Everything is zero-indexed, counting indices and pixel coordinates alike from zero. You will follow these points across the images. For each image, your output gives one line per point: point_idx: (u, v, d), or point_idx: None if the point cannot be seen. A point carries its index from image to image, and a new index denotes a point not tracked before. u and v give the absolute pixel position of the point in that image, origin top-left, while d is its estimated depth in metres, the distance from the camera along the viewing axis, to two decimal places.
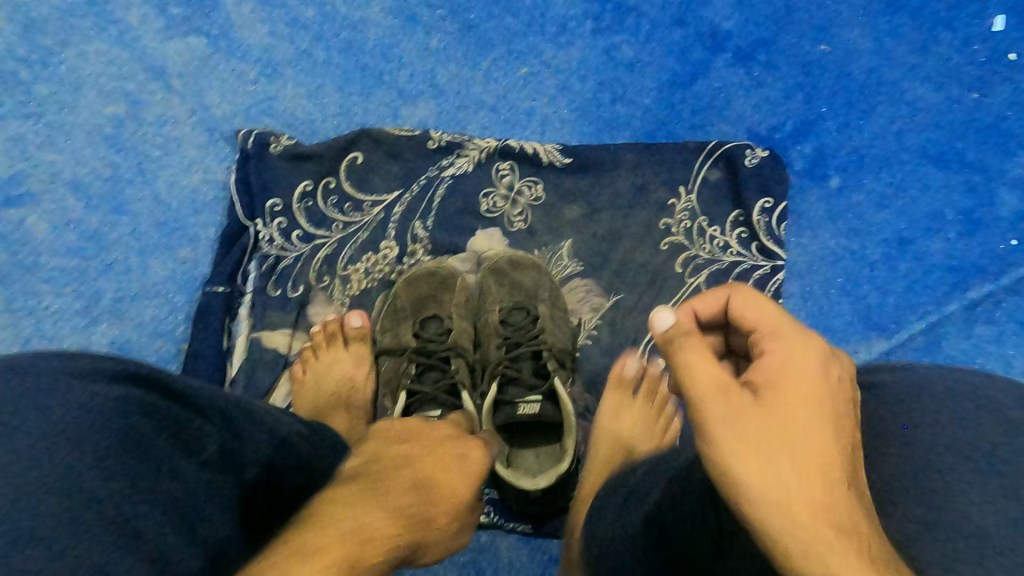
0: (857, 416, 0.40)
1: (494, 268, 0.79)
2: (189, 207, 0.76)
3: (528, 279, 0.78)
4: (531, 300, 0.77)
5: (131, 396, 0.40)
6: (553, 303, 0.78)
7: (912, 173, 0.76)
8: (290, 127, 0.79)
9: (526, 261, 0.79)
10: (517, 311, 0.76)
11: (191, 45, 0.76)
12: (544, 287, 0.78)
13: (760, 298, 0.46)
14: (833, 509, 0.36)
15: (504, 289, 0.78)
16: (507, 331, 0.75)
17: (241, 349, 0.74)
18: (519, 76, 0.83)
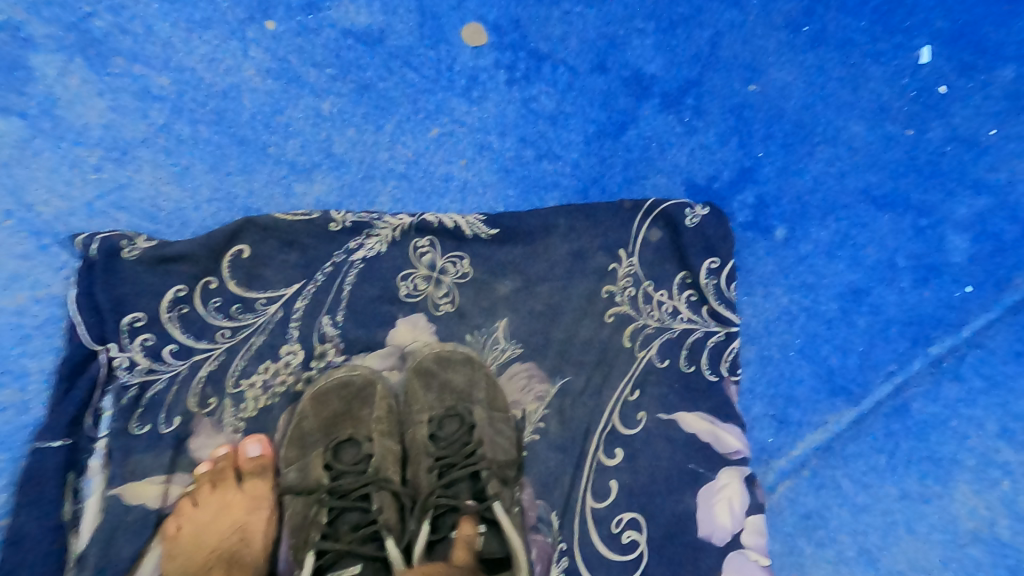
0: None
1: (418, 367, 0.69)
2: (12, 334, 0.59)
3: (458, 378, 0.69)
4: (464, 404, 0.68)
5: None
6: (490, 403, 0.68)
7: (855, 219, 0.72)
8: (149, 219, 0.64)
9: (454, 355, 0.69)
10: (450, 422, 0.68)
11: (1, 128, 0.60)
12: (477, 385, 0.68)
13: None
14: None
15: (432, 394, 0.68)
16: (438, 448, 0.66)
17: (96, 512, 0.57)
18: (430, 138, 0.72)
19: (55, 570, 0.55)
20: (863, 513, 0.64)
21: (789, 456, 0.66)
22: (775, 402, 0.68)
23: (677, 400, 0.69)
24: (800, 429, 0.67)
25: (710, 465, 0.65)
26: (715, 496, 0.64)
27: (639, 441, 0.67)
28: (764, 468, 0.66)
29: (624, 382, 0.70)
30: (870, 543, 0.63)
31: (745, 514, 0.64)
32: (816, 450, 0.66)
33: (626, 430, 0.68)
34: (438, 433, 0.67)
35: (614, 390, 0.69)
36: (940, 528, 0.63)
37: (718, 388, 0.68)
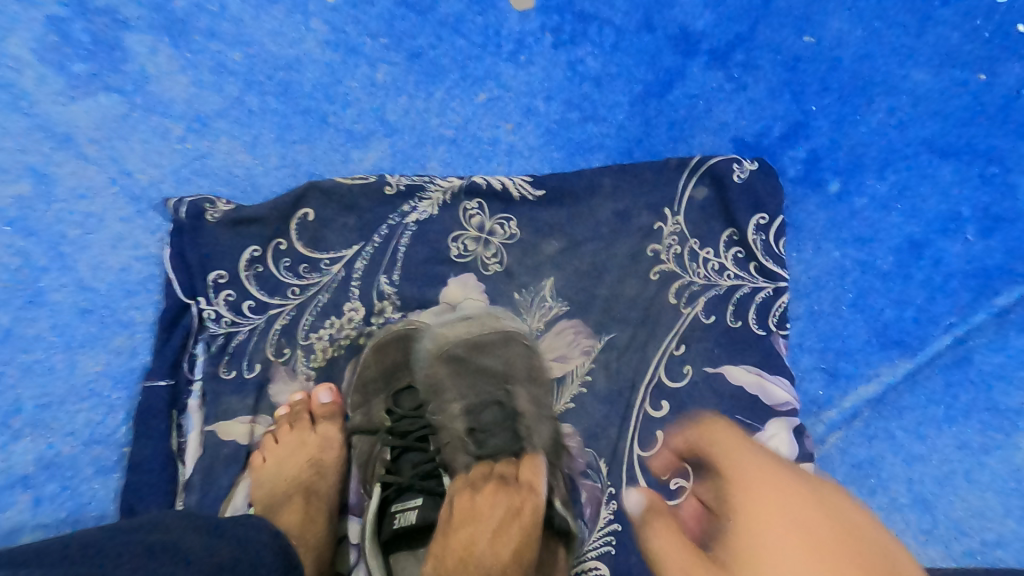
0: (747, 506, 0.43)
1: (449, 354, 0.70)
2: (119, 289, 0.66)
3: (492, 362, 0.70)
4: (501, 387, 0.69)
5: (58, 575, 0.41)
6: (530, 380, 0.70)
7: (916, 170, 0.70)
8: (227, 186, 0.70)
9: (487, 338, 0.71)
10: (486, 409, 0.68)
11: (101, 104, 0.67)
12: (514, 364, 0.70)
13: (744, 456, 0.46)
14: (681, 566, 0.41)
15: (466, 379, 0.70)
16: (479, 433, 0.67)
17: (196, 445, 0.65)
18: (479, 103, 0.75)
19: (164, 495, 0.63)
20: (918, 462, 0.64)
21: (840, 408, 0.66)
22: (825, 356, 0.68)
23: (723, 354, 0.69)
24: (852, 381, 0.67)
25: (757, 416, 0.66)
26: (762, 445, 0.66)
27: (683, 393, 0.69)
28: (813, 419, 0.67)
29: (668, 337, 0.71)
30: (927, 492, 0.63)
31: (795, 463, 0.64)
32: (870, 402, 0.66)
33: (670, 383, 0.70)
34: (479, 423, 0.68)
35: (658, 345, 0.71)
36: (1001, 478, 0.62)
37: (765, 342, 0.69)
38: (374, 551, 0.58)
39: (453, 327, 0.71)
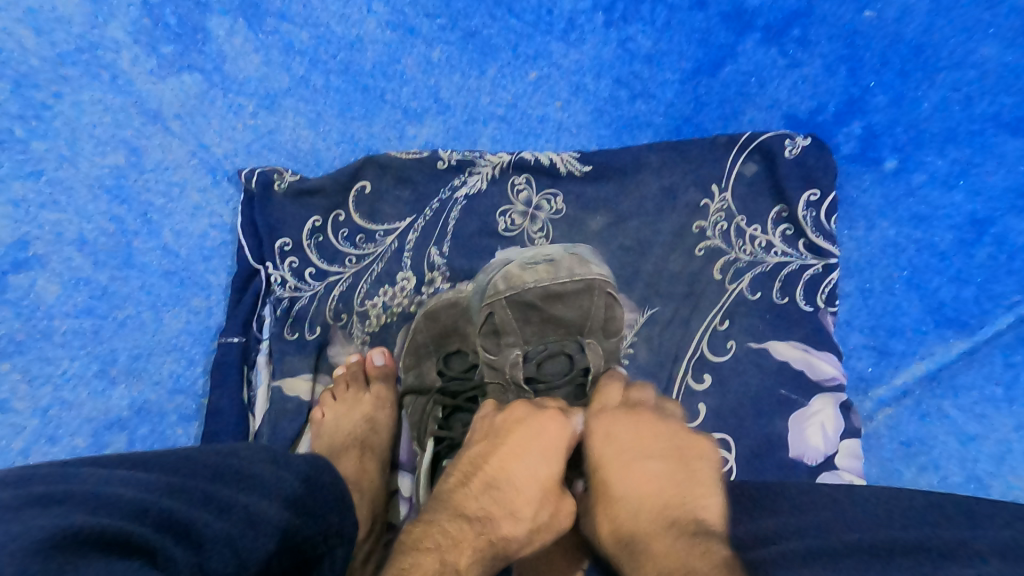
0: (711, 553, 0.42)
1: (519, 295, 0.66)
2: (198, 254, 0.72)
3: (571, 313, 0.66)
4: (574, 338, 0.65)
5: (150, 480, 0.41)
6: (603, 330, 0.66)
7: (979, 147, 0.69)
8: (293, 160, 0.74)
9: (567, 288, 0.66)
10: (553, 359, 0.64)
11: (185, 83, 0.73)
12: (592, 315, 0.65)
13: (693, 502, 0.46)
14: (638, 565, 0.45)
15: (535, 327, 0.66)
16: (539, 385, 0.63)
17: (264, 398, 0.70)
18: (529, 81, 0.76)
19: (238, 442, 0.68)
20: (970, 439, 0.64)
21: (889, 385, 0.66)
22: (875, 334, 0.68)
23: (769, 330, 0.69)
24: (904, 359, 0.67)
25: (802, 391, 0.66)
26: (809, 420, 0.66)
27: (728, 367, 0.69)
28: (860, 396, 0.67)
29: (713, 313, 0.71)
30: (980, 470, 0.63)
31: (839, 438, 0.65)
32: (921, 379, 0.66)
33: (713, 357, 0.69)
34: (540, 371, 0.64)
35: (702, 319, 0.71)
36: None
37: (814, 318, 0.68)
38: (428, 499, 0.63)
39: (528, 279, 0.66)
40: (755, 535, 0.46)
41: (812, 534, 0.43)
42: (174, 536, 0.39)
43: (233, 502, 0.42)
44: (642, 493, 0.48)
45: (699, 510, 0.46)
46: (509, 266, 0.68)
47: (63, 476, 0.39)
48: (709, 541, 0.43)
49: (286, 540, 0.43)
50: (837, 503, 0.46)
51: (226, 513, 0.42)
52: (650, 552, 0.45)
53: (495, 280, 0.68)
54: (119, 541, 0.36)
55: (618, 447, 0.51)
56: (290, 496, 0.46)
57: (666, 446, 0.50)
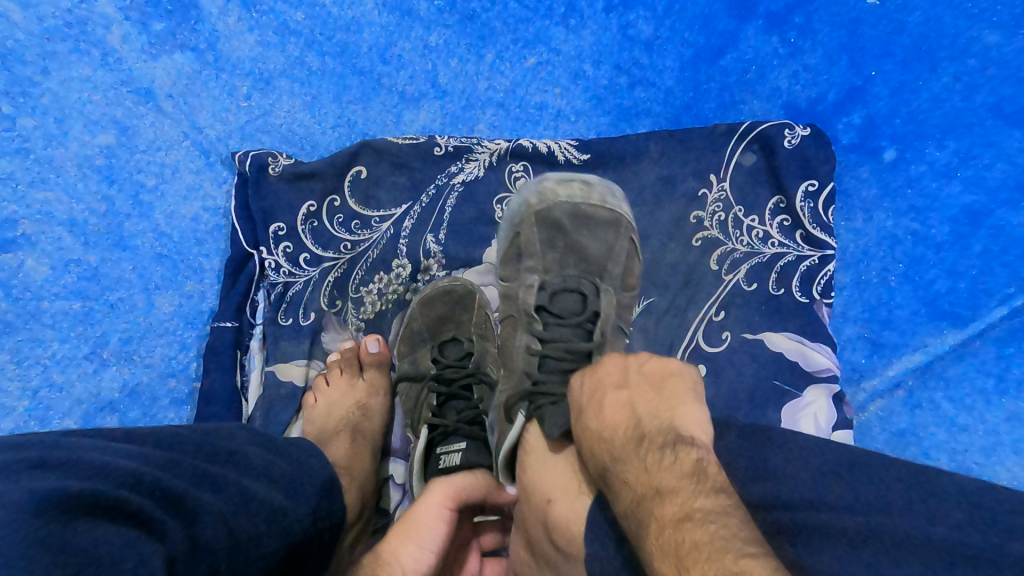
0: (689, 460, 0.42)
1: (549, 218, 0.68)
2: (191, 237, 0.71)
3: (595, 245, 0.68)
4: (591, 279, 0.67)
5: (147, 455, 0.40)
6: (621, 280, 0.68)
7: (979, 138, 0.69)
8: (288, 143, 0.73)
9: (598, 214, 0.68)
10: (567, 293, 0.65)
11: (177, 62, 0.72)
12: (616, 255, 0.68)
13: (679, 410, 0.47)
14: (632, 489, 0.42)
15: (558, 254, 0.68)
16: (550, 315, 0.64)
17: (256, 383, 0.69)
18: (528, 67, 0.75)
19: None
20: (962, 431, 0.65)
21: (882, 376, 0.67)
22: (870, 326, 0.68)
23: (764, 321, 0.69)
24: (897, 351, 0.67)
25: (796, 382, 0.66)
26: (802, 411, 0.66)
27: (723, 359, 0.68)
28: (853, 387, 0.67)
29: (709, 303, 0.70)
30: (970, 461, 0.64)
31: (832, 429, 0.65)
32: (914, 371, 0.66)
33: (709, 348, 0.69)
34: (554, 303, 0.65)
35: (699, 309, 0.70)
36: None
37: (809, 310, 0.68)
38: (421, 487, 0.62)
39: (562, 195, 0.69)
40: (771, 494, 0.42)
41: (860, 517, 0.39)
42: (167, 508, 0.38)
43: (226, 481, 0.42)
44: (615, 422, 0.46)
45: (675, 421, 0.46)
46: (543, 183, 0.70)
47: (56, 446, 0.38)
48: (681, 450, 0.43)
49: (279, 519, 0.43)
50: (869, 478, 0.41)
51: (219, 489, 0.41)
52: (624, 477, 0.43)
53: (528, 197, 0.70)
54: (114, 508, 0.36)
55: (587, 382, 0.51)
56: (280, 479, 0.46)
57: (636, 375, 0.50)
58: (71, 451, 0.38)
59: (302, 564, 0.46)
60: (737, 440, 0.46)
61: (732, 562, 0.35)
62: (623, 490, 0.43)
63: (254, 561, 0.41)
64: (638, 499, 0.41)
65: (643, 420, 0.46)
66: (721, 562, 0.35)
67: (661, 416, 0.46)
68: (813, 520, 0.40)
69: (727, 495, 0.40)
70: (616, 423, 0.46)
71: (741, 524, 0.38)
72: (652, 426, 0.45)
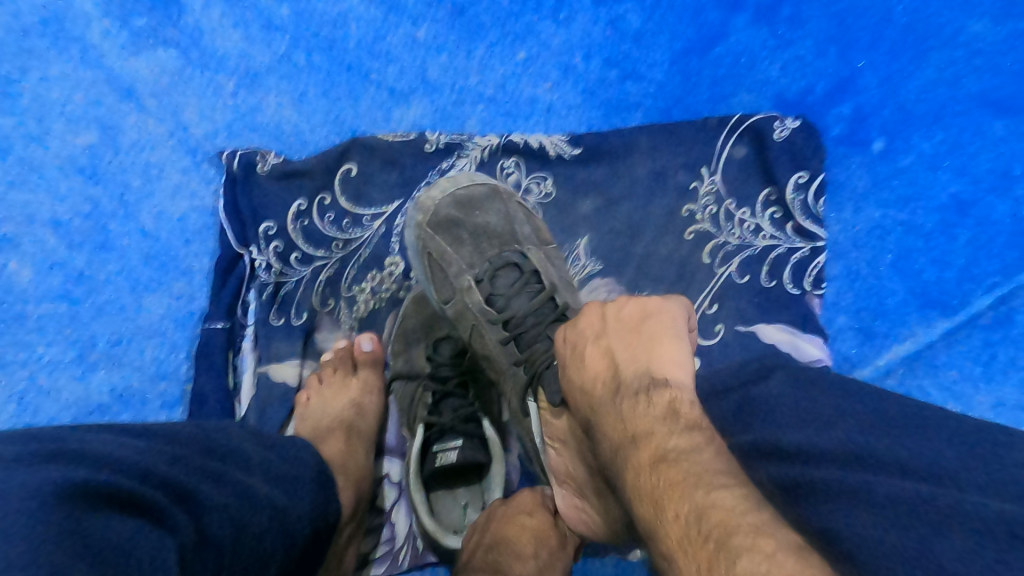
0: (663, 399, 0.43)
1: (442, 219, 0.69)
2: (179, 237, 0.70)
3: (494, 219, 0.70)
4: (512, 248, 0.69)
5: (155, 448, 0.40)
6: (539, 240, 0.70)
7: (966, 127, 0.69)
8: (276, 140, 0.72)
9: (476, 195, 0.70)
10: (502, 271, 0.68)
11: (160, 58, 0.70)
12: (517, 221, 0.70)
13: (664, 352, 0.45)
14: (612, 434, 0.44)
15: (470, 246, 0.70)
16: (496, 297, 0.66)
17: (249, 384, 0.68)
18: (518, 61, 0.75)
19: None
20: None
21: (873, 365, 0.68)
22: (860, 316, 0.69)
23: (756, 313, 0.69)
24: (886, 340, 0.68)
25: None
26: None
27: (717, 351, 0.68)
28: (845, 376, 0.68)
29: (702, 297, 0.70)
30: None
31: None
32: (904, 359, 0.67)
33: (703, 341, 0.69)
34: (494, 290, 0.67)
35: (692, 303, 0.70)
36: None
37: (801, 301, 0.69)
38: (418, 487, 0.60)
39: (437, 195, 0.69)
40: (806, 447, 0.40)
41: (905, 481, 0.36)
42: (175, 501, 0.38)
43: (231, 477, 0.42)
44: (593, 373, 0.47)
45: (651, 365, 0.45)
46: (417, 197, 0.71)
47: (66, 438, 0.38)
48: (655, 390, 0.43)
49: (280, 516, 0.43)
50: (898, 440, 0.39)
51: (224, 485, 0.41)
52: (604, 426, 0.45)
53: (415, 217, 0.69)
54: (124, 499, 0.36)
55: (567, 337, 0.50)
56: (282, 477, 0.46)
57: (616, 325, 0.48)
58: (78, 441, 0.38)
59: (299, 563, 0.45)
60: (783, 384, 0.46)
61: (702, 497, 0.36)
62: (606, 436, 0.44)
63: (255, 557, 0.40)
64: (617, 446, 0.43)
65: (619, 367, 0.46)
66: (693, 498, 0.36)
67: (636, 358, 0.46)
68: (848, 477, 0.38)
69: (704, 430, 0.41)
70: (593, 377, 0.47)
71: (713, 458, 0.39)
72: (630, 374, 0.45)
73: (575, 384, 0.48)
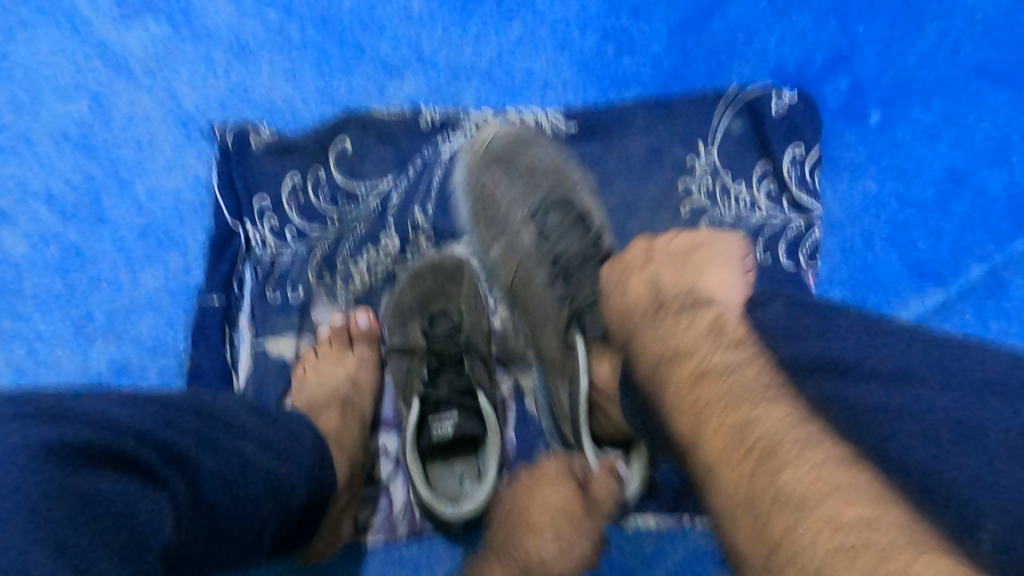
0: (706, 320, 0.42)
1: (490, 159, 0.71)
2: (174, 212, 0.70)
3: (541, 163, 0.70)
4: (560, 192, 0.69)
5: (149, 412, 0.39)
6: (585, 186, 0.70)
7: (965, 100, 0.69)
8: (270, 115, 0.72)
9: (528, 137, 0.71)
10: (552, 211, 0.67)
11: (152, 31, 0.70)
12: (565, 168, 0.70)
13: (711, 279, 0.46)
14: (650, 352, 0.43)
15: (519, 188, 0.70)
16: (543, 237, 0.66)
17: (246, 358, 0.69)
18: (513, 35, 0.74)
19: None
20: None
21: None
22: (854, 290, 0.69)
23: None
24: (880, 315, 0.68)
25: None
26: None
27: None
28: None
29: None
30: None
31: None
32: None
33: None
34: (541, 229, 0.67)
35: None
36: None
37: (796, 276, 0.69)
38: (414, 458, 0.61)
39: (488, 136, 0.71)
40: (811, 367, 0.39)
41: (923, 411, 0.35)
42: (171, 466, 0.38)
43: (227, 447, 0.41)
44: (637, 294, 0.47)
45: (697, 286, 0.45)
46: (472, 136, 0.72)
47: (58, 395, 0.37)
48: (702, 309, 0.43)
49: (274, 488, 0.43)
50: (908, 359, 0.37)
51: (220, 454, 0.41)
52: (644, 344, 0.44)
53: (468, 154, 0.72)
54: (121, 462, 0.36)
55: (613, 269, 0.51)
56: (278, 450, 0.45)
57: (662, 254, 0.49)
58: (70, 400, 0.37)
59: (292, 531, 0.47)
60: (780, 310, 0.43)
61: (748, 410, 0.37)
62: (644, 356, 0.43)
63: (248, 524, 0.42)
64: (659, 360, 0.42)
65: (663, 289, 0.46)
66: (738, 411, 0.37)
67: (681, 282, 0.46)
68: (848, 402, 0.37)
69: (745, 348, 0.41)
70: (633, 301, 0.47)
71: (759, 375, 0.39)
72: (675, 295, 0.45)
73: (615, 308, 0.48)
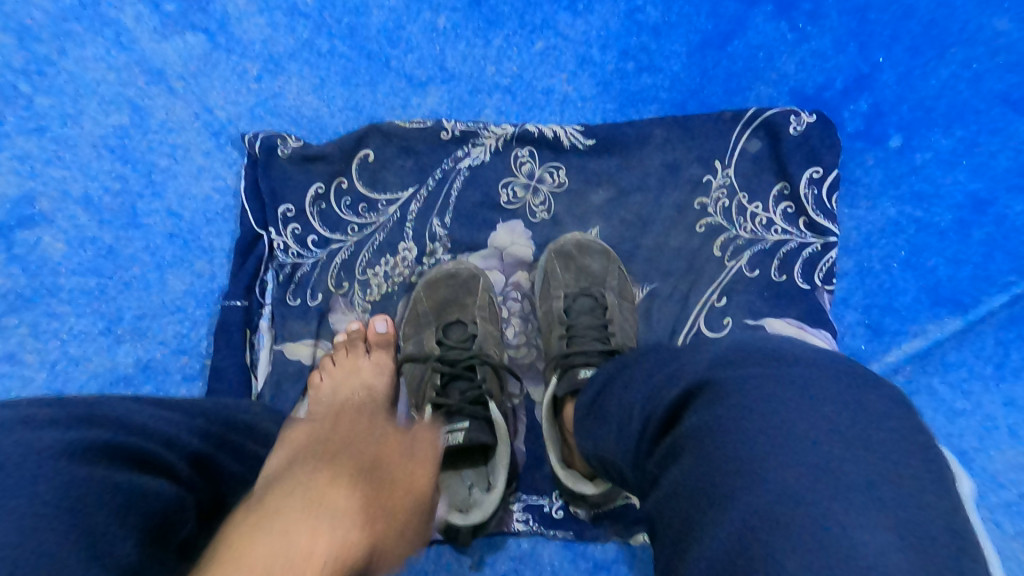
0: None
1: (560, 253, 0.71)
2: (202, 216, 0.73)
3: (595, 265, 0.71)
4: (602, 288, 0.70)
5: (180, 419, 0.43)
6: (621, 292, 0.71)
7: (986, 125, 0.69)
8: (297, 125, 0.74)
9: (593, 245, 0.72)
10: (585, 301, 0.69)
11: (189, 42, 0.73)
12: (613, 273, 0.71)
13: None
14: None
15: (571, 276, 0.71)
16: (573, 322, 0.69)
17: (265, 362, 0.70)
18: (535, 52, 0.76)
19: None
20: (960, 417, 0.65)
21: (881, 362, 0.67)
22: (869, 314, 0.69)
23: (766, 307, 0.69)
24: (896, 337, 0.67)
25: None
26: None
27: None
28: None
29: (710, 289, 0.71)
30: (965, 446, 0.65)
31: None
32: (914, 357, 0.67)
33: (710, 333, 0.69)
34: (572, 308, 0.70)
35: (701, 295, 0.70)
36: None
37: (810, 297, 0.69)
38: None
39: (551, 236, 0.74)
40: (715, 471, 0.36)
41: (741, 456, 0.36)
42: (195, 468, 0.41)
43: (246, 451, 0.46)
44: None
45: None
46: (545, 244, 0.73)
47: (92, 401, 0.40)
48: None
49: None
50: None
51: (239, 457, 0.45)
52: None
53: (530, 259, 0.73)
54: (151, 462, 0.38)
55: None
56: None
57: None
58: (109, 404, 0.40)
59: None
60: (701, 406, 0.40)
61: None
62: None
63: None
64: None
65: None
66: None
67: None
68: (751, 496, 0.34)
69: None
70: None
71: None
72: None
73: None
